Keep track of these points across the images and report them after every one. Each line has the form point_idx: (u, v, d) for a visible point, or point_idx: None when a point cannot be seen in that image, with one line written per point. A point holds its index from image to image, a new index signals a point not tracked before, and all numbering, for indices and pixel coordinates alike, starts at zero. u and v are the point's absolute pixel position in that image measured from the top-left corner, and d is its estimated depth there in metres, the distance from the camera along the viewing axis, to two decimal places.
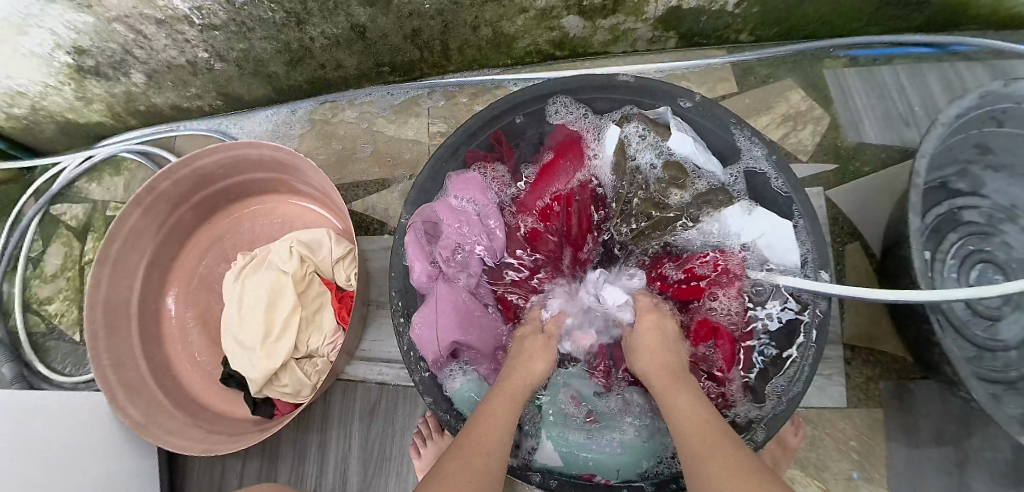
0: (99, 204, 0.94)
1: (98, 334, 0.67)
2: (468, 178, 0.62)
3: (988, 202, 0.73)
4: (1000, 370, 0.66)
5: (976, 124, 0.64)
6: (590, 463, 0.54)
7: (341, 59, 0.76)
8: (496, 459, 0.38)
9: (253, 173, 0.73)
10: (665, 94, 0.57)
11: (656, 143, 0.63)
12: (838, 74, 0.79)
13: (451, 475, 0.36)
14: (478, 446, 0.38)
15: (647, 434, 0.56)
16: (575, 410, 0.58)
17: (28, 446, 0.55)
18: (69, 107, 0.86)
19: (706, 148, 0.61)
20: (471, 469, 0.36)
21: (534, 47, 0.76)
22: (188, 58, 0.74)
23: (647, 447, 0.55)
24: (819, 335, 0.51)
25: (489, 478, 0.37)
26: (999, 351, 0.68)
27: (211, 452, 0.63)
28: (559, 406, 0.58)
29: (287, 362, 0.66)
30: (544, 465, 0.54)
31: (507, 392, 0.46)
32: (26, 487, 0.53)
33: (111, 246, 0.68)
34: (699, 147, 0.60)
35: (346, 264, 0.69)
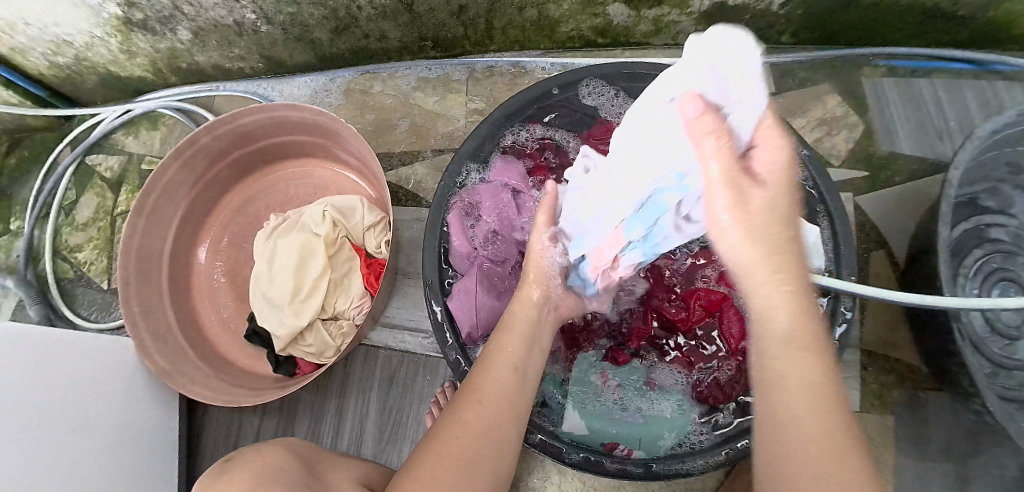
0: (133, 157, 0.96)
1: (130, 281, 0.68)
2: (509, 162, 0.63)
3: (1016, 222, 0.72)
4: (1014, 388, 0.66)
5: (1013, 142, 0.63)
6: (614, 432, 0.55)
7: (384, 30, 0.77)
8: (498, 406, 0.38)
9: (292, 136, 0.74)
10: None
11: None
12: (875, 84, 0.79)
13: (446, 433, 0.36)
14: (475, 396, 0.38)
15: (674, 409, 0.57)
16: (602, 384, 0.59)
17: (58, 381, 0.57)
18: (113, 59, 0.88)
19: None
20: (470, 421, 0.36)
21: (576, 32, 0.77)
22: (236, 18, 0.76)
23: (673, 421, 0.56)
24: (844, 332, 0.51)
25: (493, 428, 0.36)
26: (1014, 370, 0.67)
27: (234, 404, 0.65)
28: (587, 378, 0.59)
29: (313, 322, 0.68)
30: (570, 436, 0.54)
31: (511, 330, 0.43)
32: (53, 420, 0.55)
33: (149, 196, 0.70)
34: None
35: (377, 232, 0.70)
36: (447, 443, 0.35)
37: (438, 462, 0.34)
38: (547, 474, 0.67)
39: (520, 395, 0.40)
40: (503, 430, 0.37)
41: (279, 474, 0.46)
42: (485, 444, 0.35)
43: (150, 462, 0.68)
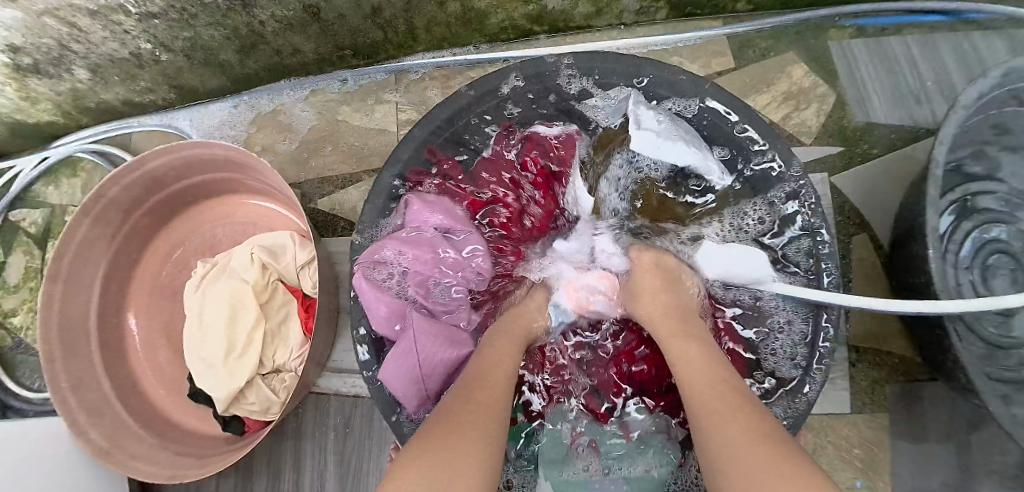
0: (58, 209, 0.89)
1: (56, 357, 0.62)
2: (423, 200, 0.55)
3: (1004, 187, 0.66)
4: (1014, 368, 0.61)
5: (998, 103, 0.56)
6: (593, 489, 0.51)
7: (296, 44, 0.69)
8: (492, 411, 0.35)
9: (207, 173, 0.68)
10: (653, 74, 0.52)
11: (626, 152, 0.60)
12: (844, 48, 0.72)
13: (432, 445, 0.29)
14: (470, 387, 0.37)
15: (652, 463, 0.52)
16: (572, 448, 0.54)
17: None
18: (15, 107, 0.80)
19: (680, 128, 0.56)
20: (474, 409, 0.34)
21: (507, 23, 0.69)
22: (131, 50, 0.68)
23: (649, 478, 0.51)
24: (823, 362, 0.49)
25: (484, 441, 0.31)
26: (1010, 348, 0.62)
27: (179, 478, 0.59)
28: (558, 444, 0.54)
29: (252, 379, 0.62)
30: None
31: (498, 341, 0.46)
32: None
33: (62, 261, 0.63)
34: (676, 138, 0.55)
35: (310, 272, 0.64)
36: (446, 425, 0.32)
37: (429, 453, 0.28)
38: None
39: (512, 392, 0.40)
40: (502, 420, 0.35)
41: None
42: (469, 451, 0.29)
43: None
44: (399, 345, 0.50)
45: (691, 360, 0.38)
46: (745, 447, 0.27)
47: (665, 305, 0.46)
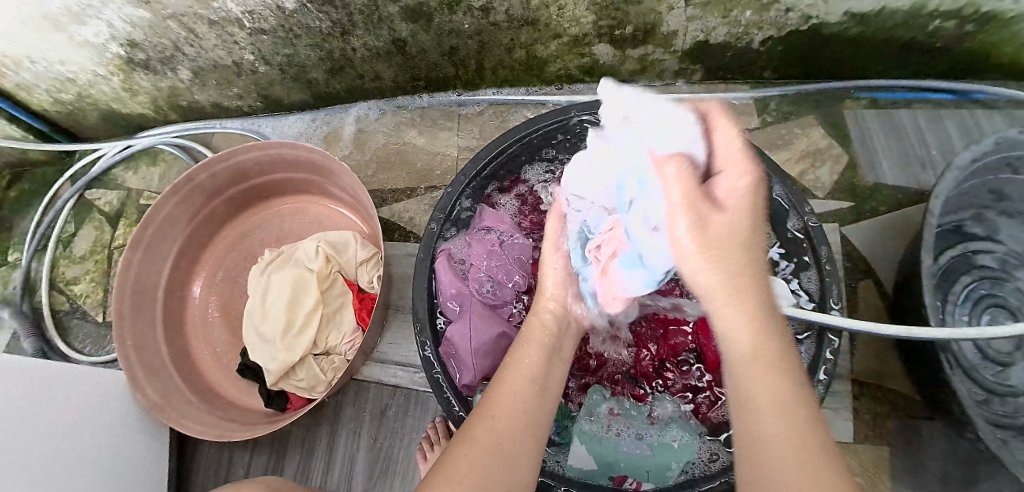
0: (134, 192, 0.97)
1: (124, 315, 0.69)
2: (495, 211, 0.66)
3: (1003, 248, 0.72)
4: (1007, 414, 0.66)
5: (990, 170, 0.65)
6: (623, 465, 0.55)
7: (379, 70, 0.79)
8: (514, 417, 0.37)
9: (287, 172, 0.76)
10: None
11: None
12: (858, 117, 0.82)
13: (457, 459, 0.33)
14: (490, 410, 0.37)
15: (682, 435, 0.56)
16: (609, 423, 0.57)
17: (44, 419, 0.56)
18: (115, 96, 0.90)
19: None
20: (501, 419, 0.36)
21: (564, 71, 0.79)
22: (234, 58, 0.78)
23: (681, 448, 0.55)
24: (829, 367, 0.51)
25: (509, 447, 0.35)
26: (1008, 396, 0.67)
27: (226, 437, 0.65)
28: (596, 416, 0.57)
29: (305, 357, 0.68)
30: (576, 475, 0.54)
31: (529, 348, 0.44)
32: (35, 461, 0.54)
33: (145, 231, 0.71)
34: None
35: (369, 267, 0.71)
36: (457, 464, 0.33)
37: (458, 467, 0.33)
38: None
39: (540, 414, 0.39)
40: (526, 438, 0.36)
41: None
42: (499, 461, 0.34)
43: None
44: (457, 325, 0.60)
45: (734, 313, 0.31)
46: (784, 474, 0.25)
47: (735, 249, 0.31)
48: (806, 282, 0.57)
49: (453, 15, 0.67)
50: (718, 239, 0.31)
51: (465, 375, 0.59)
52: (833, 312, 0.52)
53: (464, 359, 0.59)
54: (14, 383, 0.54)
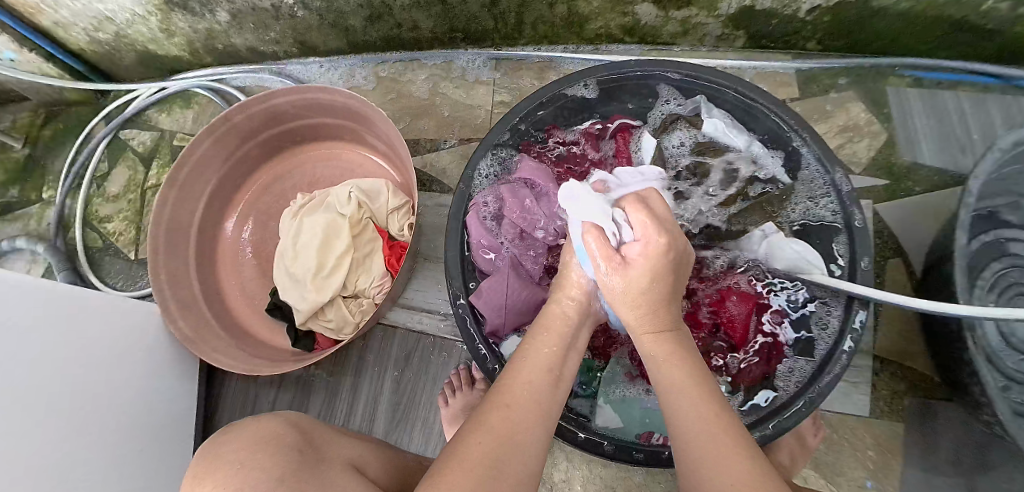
0: (166, 134, 0.98)
1: (159, 249, 0.71)
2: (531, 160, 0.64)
3: None
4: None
5: None
6: (648, 422, 0.57)
7: (417, 20, 0.79)
8: (525, 413, 0.36)
9: (323, 117, 0.77)
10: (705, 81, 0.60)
11: (692, 132, 0.67)
12: (900, 95, 0.80)
13: (470, 440, 0.33)
14: (505, 400, 0.36)
15: None
16: (629, 385, 0.59)
17: (80, 340, 0.58)
18: (152, 37, 0.91)
19: (747, 130, 0.63)
20: (514, 408, 0.36)
21: (604, 30, 0.78)
22: (273, 2, 0.77)
23: None
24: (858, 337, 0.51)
25: (516, 433, 0.34)
26: None
27: (255, 372, 0.67)
28: (616, 380, 0.59)
29: (334, 299, 0.70)
30: (607, 431, 0.55)
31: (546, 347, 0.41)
32: (72, 379, 0.56)
33: (181, 170, 0.72)
34: (730, 130, 0.63)
35: (401, 216, 0.72)
36: (470, 451, 0.32)
37: (467, 456, 0.32)
38: (555, 462, 0.67)
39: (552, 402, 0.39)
40: (528, 443, 0.34)
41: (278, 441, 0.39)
42: (507, 455, 0.33)
43: (171, 425, 0.71)
44: (490, 277, 0.61)
45: (663, 351, 0.38)
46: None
47: (654, 297, 0.40)
48: (839, 247, 0.56)
49: None
50: (637, 280, 0.39)
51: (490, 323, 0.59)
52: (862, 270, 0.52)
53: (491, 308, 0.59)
54: (55, 309, 0.56)
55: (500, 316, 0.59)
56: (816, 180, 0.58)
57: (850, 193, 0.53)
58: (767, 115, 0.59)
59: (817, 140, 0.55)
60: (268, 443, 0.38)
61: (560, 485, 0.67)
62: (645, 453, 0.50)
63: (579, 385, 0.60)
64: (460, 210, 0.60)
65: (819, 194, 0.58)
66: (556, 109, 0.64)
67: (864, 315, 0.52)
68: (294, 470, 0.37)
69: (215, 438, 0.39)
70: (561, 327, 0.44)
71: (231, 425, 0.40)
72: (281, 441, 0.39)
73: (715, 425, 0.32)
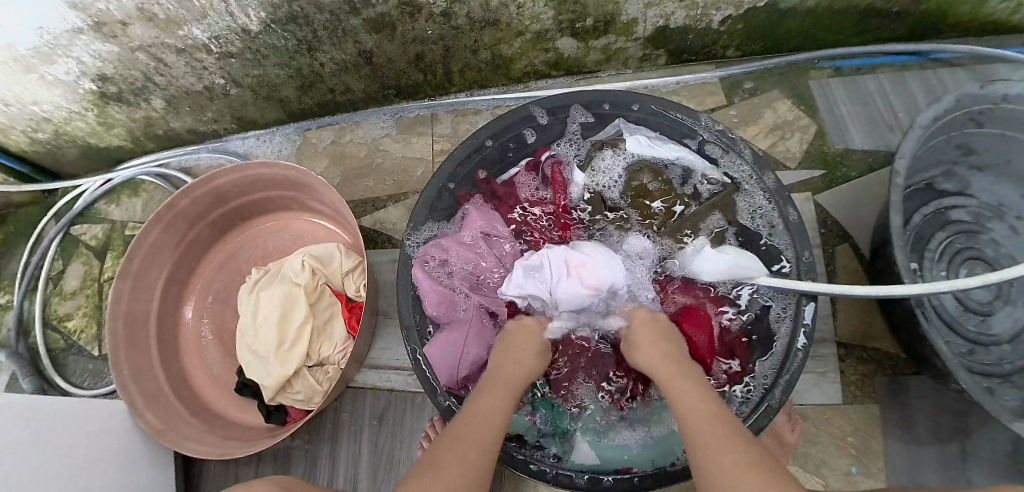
0: (118, 224, 0.99)
1: (119, 344, 0.70)
2: (482, 209, 0.67)
3: (975, 202, 0.76)
4: (994, 363, 0.69)
5: (957, 127, 0.67)
6: (625, 457, 0.56)
7: (349, 83, 0.81)
8: None
9: (268, 191, 0.78)
10: (619, 103, 0.62)
11: (620, 154, 0.67)
12: (823, 85, 0.84)
13: None
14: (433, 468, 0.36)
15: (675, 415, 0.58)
16: (601, 419, 0.61)
17: (45, 451, 0.57)
18: (92, 131, 0.91)
19: (667, 140, 0.65)
20: None
21: (530, 68, 0.81)
22: (205, 84, 0.79)
23: (675, 430, 0.57)
24: (811, 333, 0.53)
25: None
26: (992, 345, 0.70)
27: (229, 454, 0.66)
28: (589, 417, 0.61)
29: (300, 370, 0.69)
30: (575, 465, 0.55)
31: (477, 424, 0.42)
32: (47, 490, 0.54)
33: (132, 262, 0.72)
34: (655, 143, 0.65)
35: (355, 276, 0.73)
36: None
37: None
38: None
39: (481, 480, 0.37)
40: None
41: None
42: None
43: None
44: (449, 331, 0.61)
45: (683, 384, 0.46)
46: (753, 475, 0.33)
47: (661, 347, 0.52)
48: (777, 239, 0.58)
49: (415, 22, 0.68)
50: (648, 346, 0.52)
51: (444, 377, 0.58)
52: (808, 262, 0.54)
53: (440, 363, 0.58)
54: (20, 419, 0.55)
55: (459, 370, 0.59)
56: (745, 181, 0.60)
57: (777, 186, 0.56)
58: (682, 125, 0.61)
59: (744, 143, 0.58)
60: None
61: None
62: (616, 480, 0.51)
63: (546, 421, 0.60)
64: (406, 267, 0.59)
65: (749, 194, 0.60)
66: (487, 157, 0.64)
67: (813, 314, 0.54)
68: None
69: None
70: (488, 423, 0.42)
71: None
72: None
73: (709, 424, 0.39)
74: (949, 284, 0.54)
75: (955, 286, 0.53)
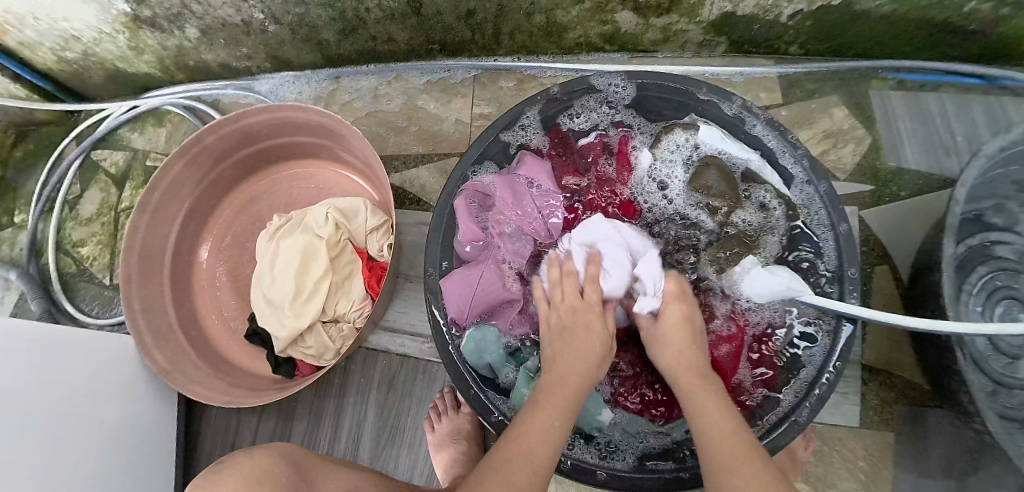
0: (139, 153, 0.96)
1: (132, 278, 0.69)
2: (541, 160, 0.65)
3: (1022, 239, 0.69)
4: (1016, 408, 0.63)
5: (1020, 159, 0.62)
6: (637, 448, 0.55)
7: (392, 33, 0.77)
8: (533, 464, 0.39)
9: (297, 135, 0.74)
10: (682, 88, 0.58)
11: (691, 139, 0.64)
12: (884, 98, 0.79)
13: (485, 488, 0.36)
14: (513, 455, 0.40)
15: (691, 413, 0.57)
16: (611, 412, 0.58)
17: (50, 378, 0.55)
18: (121, 55, 0.88)
19: (732, 138, 0.61)
20: (526, 460, 0.39)
21: (583, 39, 0.77)
22: (243, 17, 0.75)
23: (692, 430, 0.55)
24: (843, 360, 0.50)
25: (526, 484, 0.38)
26: (1015, 389, 0.65)
27: (234, 404, 0.64)
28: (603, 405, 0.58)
29: (314, 324, 0.67)
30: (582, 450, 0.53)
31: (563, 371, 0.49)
32: (44, 422, 0.53)
33: (153, 194, 0.70)
34: (726, 137, 0.61)
35: (380, 235, 0.70)
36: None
37: (487, 489, 0.36)
38: (543, 484, 0.66)
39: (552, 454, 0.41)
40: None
41: (268, 480, 0.37)
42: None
43: (152, 456, 0.69)
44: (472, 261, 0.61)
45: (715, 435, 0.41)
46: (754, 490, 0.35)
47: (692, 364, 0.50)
48: (825, 251, 0.55)
49: None
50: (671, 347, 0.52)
51: (454, 307, 0.58)
52: (850, 276, 0.51)
53: (455, 294, 0.58)
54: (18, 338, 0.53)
55: (471, 304, 0.59)
56: (800, 196, 0.56)
57: (834, 207, 0.52)
58: (750, 130, 0.57)
59: (800, 146, 0.54)
60: (265, 482, 0.37)
61: None
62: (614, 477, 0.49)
63: None
64: (447, 202, 0.58)
65: (806, 212, 0.57)
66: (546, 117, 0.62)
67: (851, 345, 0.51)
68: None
69: (206, 476, 0.37)
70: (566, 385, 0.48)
71: (209, 474, 0.38)
72: (275, 478, 0.38)
73: (745, 457, 0.38)
74: (1000, 326, 0.51)
75: (1005, 330, 0.50)
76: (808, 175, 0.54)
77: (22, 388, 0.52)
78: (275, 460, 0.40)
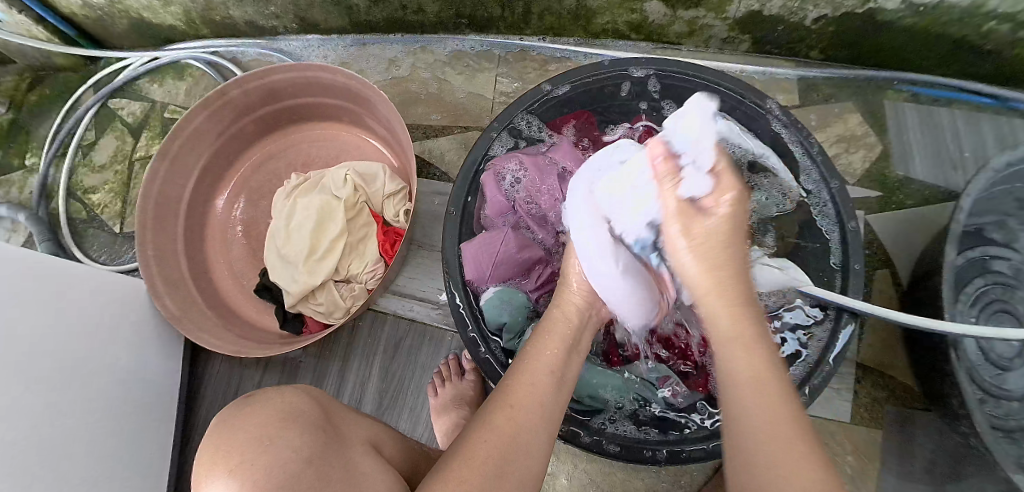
0: (157, 104, 0.96)
1: (148, 224, 0.69)
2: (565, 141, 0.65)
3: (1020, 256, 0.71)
4: (1000, 417, 0.66)
5: None
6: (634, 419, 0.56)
7: (421, 4, 0.78)
8: (530, 412, 0.37)
9: (321, 96, 0.75)
10: (707, 79, 0.59)
11: None
12: (898, 109, 0.80)
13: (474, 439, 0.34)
14: (508, 401, 0.37)
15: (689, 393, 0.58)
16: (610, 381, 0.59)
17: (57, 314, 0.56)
18: (147, 5, 0.88)
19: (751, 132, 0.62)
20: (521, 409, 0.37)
21: (610, 25, 0.78)
22: None
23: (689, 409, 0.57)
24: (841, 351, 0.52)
25: (520, 432, 0.35)
26: (1002, 399, 0.67)
27: (243, 353, 0.65)
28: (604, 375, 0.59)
29: (326, 282, 0.68)
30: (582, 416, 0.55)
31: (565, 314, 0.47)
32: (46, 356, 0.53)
33: (173, 142, 0.71)
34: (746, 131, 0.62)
35: (396, 201, 0.71)
36: (476, 449, 0.33)
37: (477, 444, 0.34)
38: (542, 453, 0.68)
39: (553, 397, 0.39)
40: (528, 445, 0.35)
41: (298, 416, 0.36)
42: (512, 450, 0.34)
43: (154, 401, 0.69)
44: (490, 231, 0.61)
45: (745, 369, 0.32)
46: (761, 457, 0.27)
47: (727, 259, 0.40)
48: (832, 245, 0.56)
49: None
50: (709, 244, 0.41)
51: (470, 271, 0.58)
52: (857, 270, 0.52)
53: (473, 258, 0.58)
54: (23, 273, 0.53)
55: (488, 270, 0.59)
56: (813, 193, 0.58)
57: (845, 205, 0.54)
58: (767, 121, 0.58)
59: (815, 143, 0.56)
60: (295, 419, 0.35)
61: (543, 478, 0.67)
62: (615, 443, 0.51)
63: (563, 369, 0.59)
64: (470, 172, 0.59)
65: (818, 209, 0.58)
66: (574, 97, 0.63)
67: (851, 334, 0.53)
68: (320, 451, 0.35)
69: (236, 405, 0.36)
70: (566, 332, 0.45)
71: (239, 402, 0.37)
72: (304, 417, 0.36)
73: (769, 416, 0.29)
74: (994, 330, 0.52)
75: (999, 334, 0.52)
76: (822, 171, 0.56)
77: (27, 321, 0.52)
78: (307, 400, 0.39)
